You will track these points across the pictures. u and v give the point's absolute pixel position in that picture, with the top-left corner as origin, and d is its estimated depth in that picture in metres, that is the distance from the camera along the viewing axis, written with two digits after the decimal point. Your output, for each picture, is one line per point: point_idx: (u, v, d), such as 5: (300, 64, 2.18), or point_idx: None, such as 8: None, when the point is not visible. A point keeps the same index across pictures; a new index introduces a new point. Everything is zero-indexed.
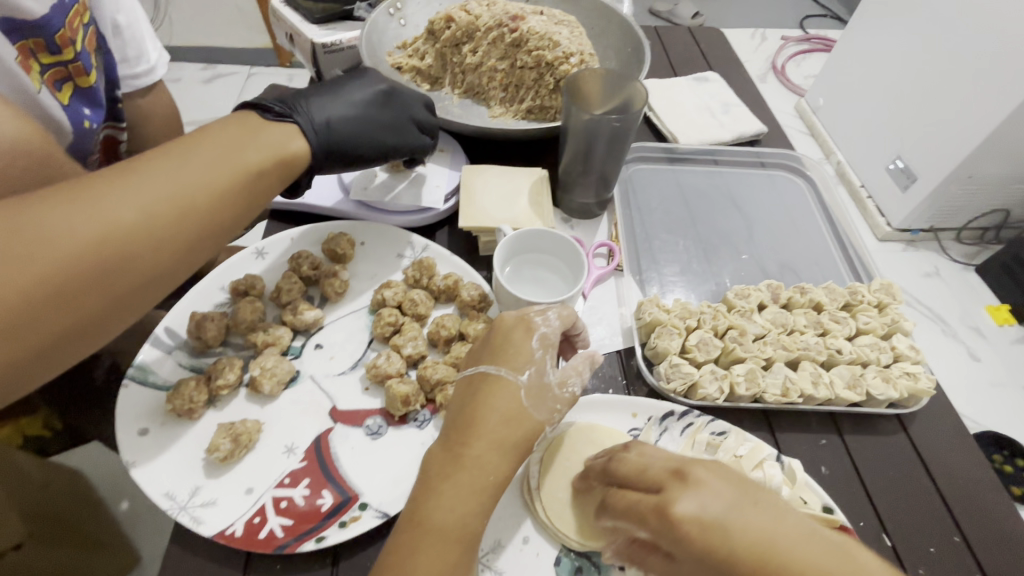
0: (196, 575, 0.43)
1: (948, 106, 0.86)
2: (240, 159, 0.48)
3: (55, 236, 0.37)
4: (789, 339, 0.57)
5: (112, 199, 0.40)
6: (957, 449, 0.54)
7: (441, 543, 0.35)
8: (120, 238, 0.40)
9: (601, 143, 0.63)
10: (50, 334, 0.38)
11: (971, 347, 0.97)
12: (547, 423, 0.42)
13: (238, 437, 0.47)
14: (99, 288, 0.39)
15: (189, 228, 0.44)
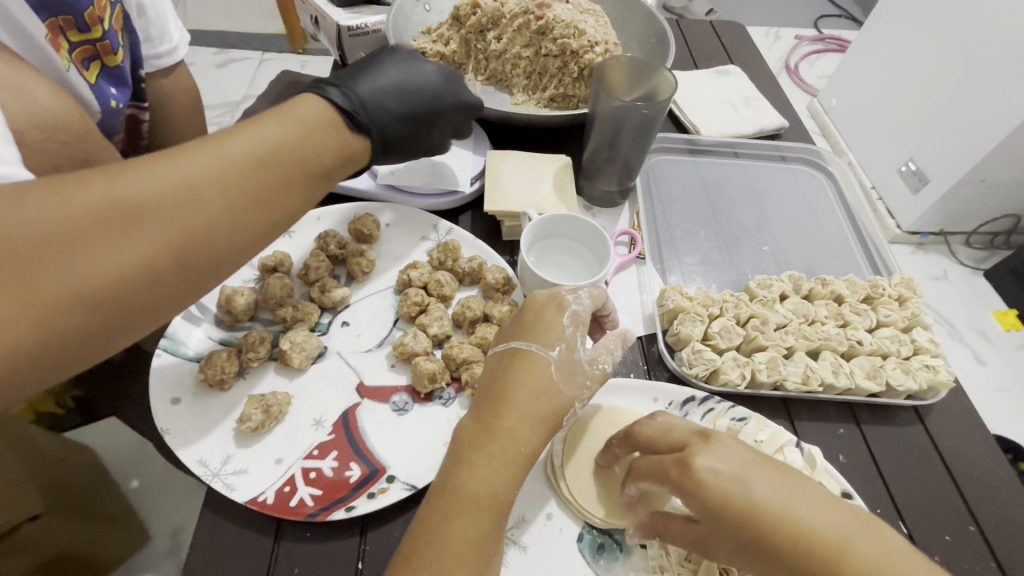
0: (228, 540, 0.44)
1: (962, 110, 0.87)
2: (317, 146, 0.45)
3: (139, 212, 0.36)
4: (811, 329, 0.57)
5: (195, 176, 0.38)
6: (972, 442, 0.54)
7: (475, 511, 0.36)
8: (208, 221, 0.38)
9: (627, 131, 0.63)
10: (128, 308, 0.36)
11: (977, 351, 0.98)
12: (578, 399, 0.43)
13: (269, 408, 0.48)
14: (175, 269, 0.37)
15: (266, 214, 0.42)
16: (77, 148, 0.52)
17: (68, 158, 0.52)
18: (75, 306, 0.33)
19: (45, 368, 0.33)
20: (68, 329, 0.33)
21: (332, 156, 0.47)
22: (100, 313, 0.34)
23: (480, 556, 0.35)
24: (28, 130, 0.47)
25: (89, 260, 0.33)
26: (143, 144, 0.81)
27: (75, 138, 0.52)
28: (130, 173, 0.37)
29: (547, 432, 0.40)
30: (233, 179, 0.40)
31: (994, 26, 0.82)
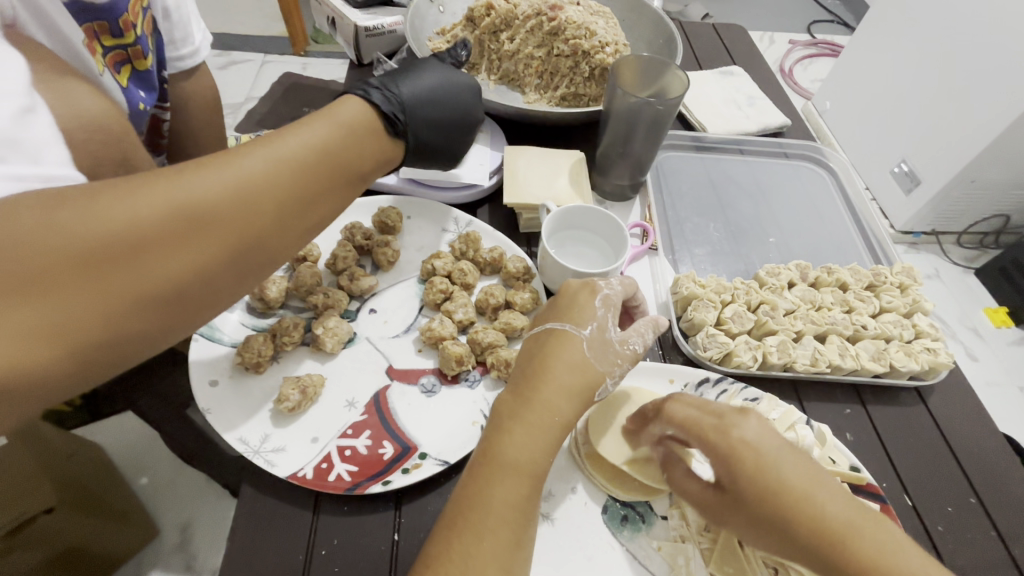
0: (269, 515, 0.46)
1: (955, 110, 0.90)
2: (358, 153, 0.46)
3: (198, 215, 0.35)
4: (818, 314, 0.60)
5: (251, 179, 0.38)
6: (971, 421, 0.57)
7: (515, 475, 0.38)
8: (254, 220, 0.38)
9: (641, 127, 0.66)
10: (181, 306, 0.35)
11: (969, 347, 1.03)
12: (609, 375, 0.45)
13: (305, 389, 0.50)
14: (227, 270, 0.37)
15: (310, 217, 0.42)
16: (116, 147, 0.51)
17: (107, 159, 0.50)
18: (139, 304, 0.33)
19: (99, 367, 0.32)
20: (128, 329, 0.32)
21: (368, 162, 0.48)
22: (156, 314, 0.34)
23: (518, 518, 0.37)
24: (72, 131, 0.46)
25: (150, 266, 0.33)
26: (162, 143, 0.80)
27: (113, 139, 0.51)
28: (184, 173, 0.36)
29: (579, 402, 0.43)
30: (284, 183, 0.40)
31: (980, 31, 0.85)
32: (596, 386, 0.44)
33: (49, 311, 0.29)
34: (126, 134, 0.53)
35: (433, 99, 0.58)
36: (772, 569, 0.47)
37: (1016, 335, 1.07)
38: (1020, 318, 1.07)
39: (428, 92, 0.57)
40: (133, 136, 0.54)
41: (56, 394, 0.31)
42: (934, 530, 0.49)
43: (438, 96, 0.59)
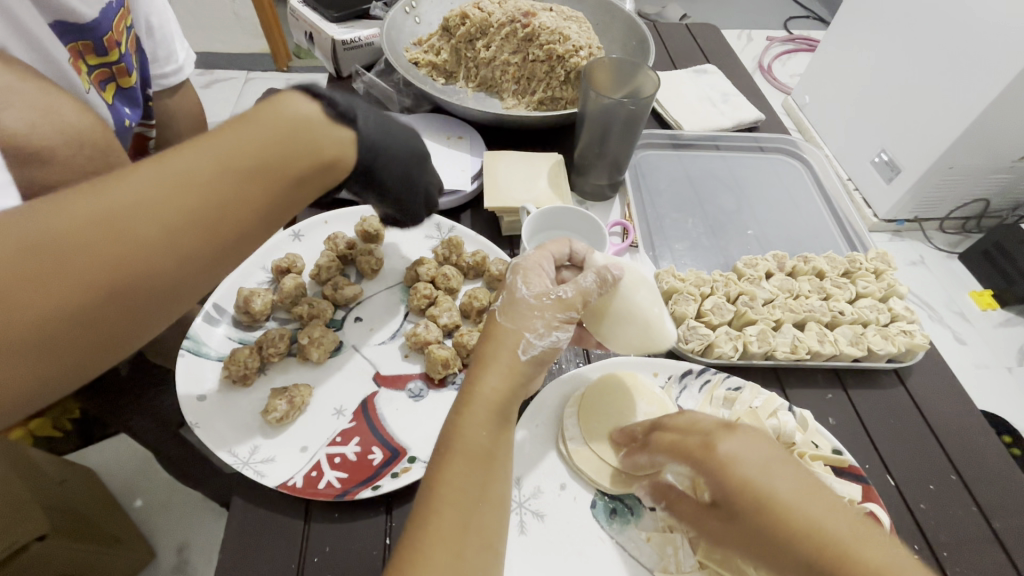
0: (264, 524, 0.46)
1: (930, 98, 0.92)
2: (284, 156, 0.38)
3: (64, 254, 0.29)
4: (796, 302, 0.61)
5: (133, 204, 0.32)
6: (949, 400, 0.59)
7: (461, 459, 0.38)
8: (145, 254, 0.32)
9: (616, 127, 0.67)
10: (72, 353, 0.31)
11: (957, 331, 1.05)
12: (528, 330, 0.44)
13: (293, 399, 0.51)
14: (116, 312, 0.32)
15: (224, 244, 0.35)
16: (101, 163, 0.51)
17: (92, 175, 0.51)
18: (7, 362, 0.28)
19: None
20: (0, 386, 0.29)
21: (302, 171, 0.39)
22: (35, 366, 0.30)
23: (469, 506, 0.37)
24: (57, 147, 0.47)
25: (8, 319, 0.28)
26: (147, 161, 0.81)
27: (98, 154, 0.51)
28: (43, 208, 0.30)
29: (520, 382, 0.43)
30: (175, 212, 0.33)
31: (946, 20, 0.88)
32: (516, 344, 0.44)
33: None
34: (110, 148, 0.53)
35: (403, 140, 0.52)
36: None
37: (1001, 317, 1.09)
38: (1005, 300, 1.09)
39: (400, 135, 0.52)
40: (116, 152, 0.54)
41: None
42: (916, 507, 0.50)
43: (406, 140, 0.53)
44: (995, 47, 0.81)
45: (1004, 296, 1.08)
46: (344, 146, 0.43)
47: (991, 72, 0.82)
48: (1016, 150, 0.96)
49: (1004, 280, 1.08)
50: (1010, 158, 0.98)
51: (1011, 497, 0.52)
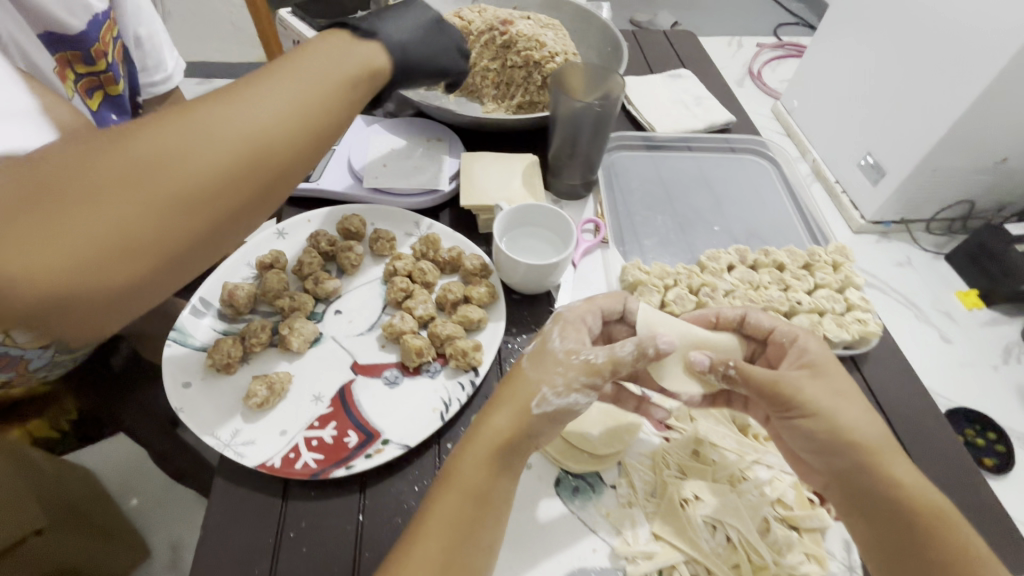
0: (244, 502, 0.49)
1: (914, 101, 0.96)
2: (340, 63, 0.49)
3: (208, 133, 0.39)
4: (756, 293, 0.64)
5: (247, 100, 0.42)
6: (904, 384, 0.61)
7: (454, 493, 0.43)
8: (265, 130, 0.42)
9: (586, 129, 0.71)
10: (225, 212, 0.40)
11: (943, 331, 1.06)
12: (547, 383, 0.46)
13: (273, 385, 0.54)
14: (250, 179, 0.41)
15: (318, 127, 0.45)
16: None
17: None
18: (182, 211, 0.38)
19: (120, 281, 0.35)
20: (177, 231, 0.38)
21: (358, 75, 0.50)
22: (200, 218, 0.39)
23: (459, 532, 0.42)
24: None
25: (176, 176, 0.37)
26: None
27: None
28: (172, 107, 0.40)
29: (520, 420, 0.46)
30: (274, 103, 0.43)
31: (930, 23, 0.91)
32: (531, 397, 0.46)
33: (109, 216, 0.35)
34: None
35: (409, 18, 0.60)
36: (714, 526, 0.48)
37: (987, 315, 1.09)
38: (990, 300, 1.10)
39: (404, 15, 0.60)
40: None
41: (135, 292, 0.37)
42: None
43: (412, 16, 0.61)
44: (975, 49, 0.84)
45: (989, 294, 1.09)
46: (379, 56, 0.53)
47: (972, 75, 0.85)
48: (1003, 148, 0.98)
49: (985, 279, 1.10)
50: (994, 158, 1.01)
51: (958, 475, 0.55)
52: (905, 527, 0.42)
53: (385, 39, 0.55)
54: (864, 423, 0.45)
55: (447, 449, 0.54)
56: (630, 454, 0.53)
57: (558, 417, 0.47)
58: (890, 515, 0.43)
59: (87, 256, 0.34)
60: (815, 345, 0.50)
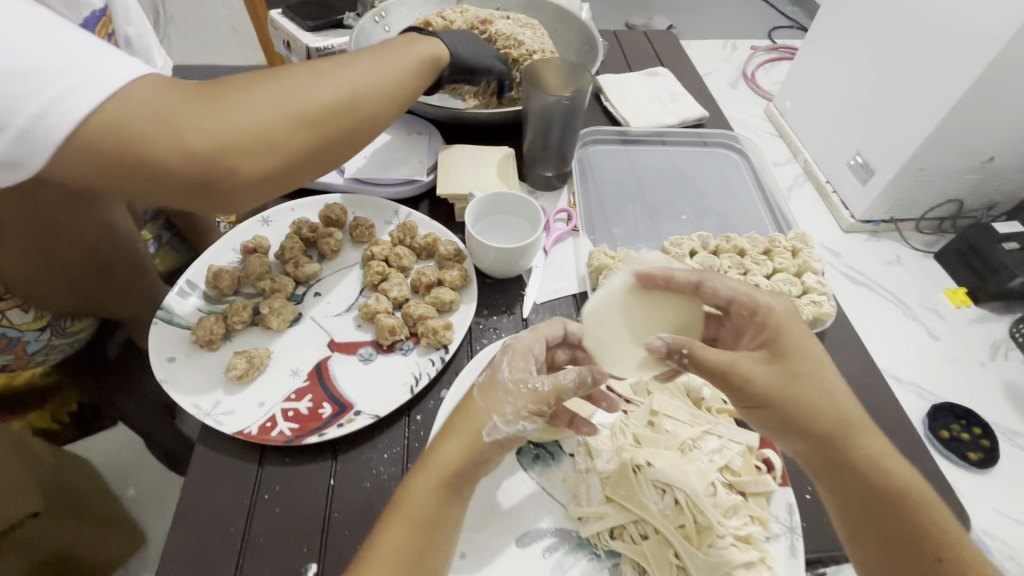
0: (223, 467, 0.52)
1: (902, 103, 0.99)
2: (412, 49, 0.67)
3: (323, 78, 0.57)
4: (715, 276, 0.67)
5: (350, 64, 0.60)
6: (859, 363, 0.64)
7: (400, 521, 0.43)
8: (361, 85, 0.59)
9: (557, 121, 0.75)
10: (329, 135, 0.57)
11: (930, 327, 1.11)
12: (496, 413, 0.47)
13: (252, 359, 0.57)
14: (347, 114, 0.58)
15: (395, 90, 0.63)
16: None
17: None
18: (301, 127, 0.55)
19: (247, 171, 0.52)
20: (296, 140, 0.55)
21: (424, 59, 0.68)
22: (310, 135, 0.55)
23: (402, 562, 0.42)
24: None
25: (300, 102, 0.55)
26: None
27: None
28: (296, 68, 0.57)
29: (470, 451, 0.46)
30: (367, 67, 0.61)
31: (913, 24, 0.94)
32: (483, 425, 0.47)
33: (255, 119, 0.52)
34: None
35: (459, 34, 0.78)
36: (663, 490, 0.51)
37: (975, 313, 1.14)
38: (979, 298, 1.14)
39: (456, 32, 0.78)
40: None
41: (261, 175, 0.54)
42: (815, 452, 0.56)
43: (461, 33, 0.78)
44: (955, 47, 0.88)
45: (977, 293, 1.13)
46: (441, 51, 0.71)
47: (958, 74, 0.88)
48: (988, 149, 1.01)
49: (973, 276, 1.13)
50: (981, 157, 1.03)
51: (906, 448, 0.58)
52: (874, 498, 0.44)
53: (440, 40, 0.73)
54: (829, 399, 0.45)
55: (416, 420, 0.57)
56: (589, 425, 0.56)
57: (509, 444, 0.48)
58: (859, 484, 0.44)
59: (237, 139, 0.50)
60: (778, 315, 0.47)
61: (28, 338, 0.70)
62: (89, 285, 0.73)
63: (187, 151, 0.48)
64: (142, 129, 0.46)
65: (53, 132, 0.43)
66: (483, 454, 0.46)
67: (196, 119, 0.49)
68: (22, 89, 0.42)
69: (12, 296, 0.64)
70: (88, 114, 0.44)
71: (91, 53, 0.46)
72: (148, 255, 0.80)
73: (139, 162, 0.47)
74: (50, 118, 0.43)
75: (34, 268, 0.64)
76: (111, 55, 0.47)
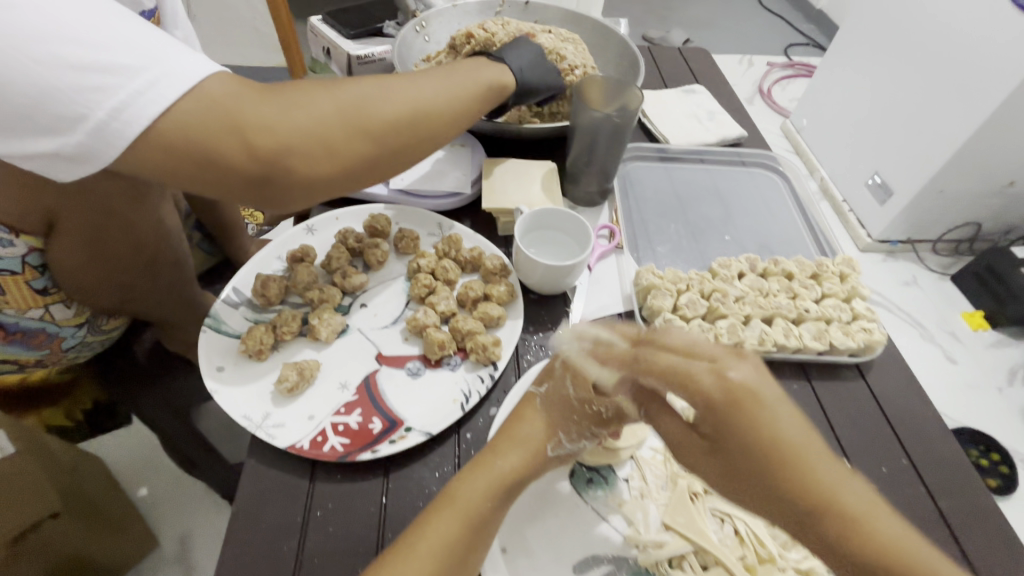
0: (275, 482, 0.52)
1: (924, 127, 0.98)
2: (477, 72, 0.67)
3: (390, 91, 0.57)
4: (765, 300, 0.66)
5: (416, 80, 0.61)
6: (908, 392, 0.63)
7: (451, 510, 0.44)
8: (425, 102, 0.59)
9: (602, 139, 0.74)
10: (388, 149, 0.57)
11: (948, 350, 1.10)
12: (561, 431, 0.50)
13: (303, 371, 0.56)
14: (407, 131, 0.58)
15: (456, 111, 0.63)
16: None
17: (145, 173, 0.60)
18: (362, 137, 0.54)
19: (304, 173, 0.52)
20: (354, 150, 0.54)
21: (489, 83, 0.68)
22: (370, 146, 0.55)
23: (446, 549, 0.42)
24: None
25: (365, 113, 0.55)
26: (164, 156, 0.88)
27: None
28: (364, 79, 0.57)
29: (531, 456, 0.48)
30: (431, 86, 0.61)
31: (944, 48, 0.94)
32: (548, 439, 0.50)
33: (319, 124, 0.52)
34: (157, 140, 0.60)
35: (533, 51, 0.79)
36: (721, 519, 0.51)
37: (992, 337, 1.13)
38: (995, 321, 1.13)
39: (529, 48, 0.79)
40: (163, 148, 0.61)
41: (315, 180, 0.54)
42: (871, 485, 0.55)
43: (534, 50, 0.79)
44: (986, 68, 0.87)
45: (994, 317, 1.13)
46: (505, 75, 0.71)
47: (984, 96, 0.87)
48: (1007, 174, 1.00)
49: (993, 300, 1.13)
50: (1000, 183, 1.02)
51: (959, 480, 0.57)
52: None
53: (507, 66, 0.73)
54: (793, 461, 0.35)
55: (466, 438, 0.56)
56: (642, 450, 0.55)
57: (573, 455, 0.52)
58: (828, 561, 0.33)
59: (299, 142, 0.51)
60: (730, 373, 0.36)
61: (65, 334, 0.70)
62: (134, 283, 0.72)
63: (251, 148, 0.49)
64: (210, 124, 0.47)
65: (129, 126, 0.44)
66: (543, 466, 0.49)
67: (262, 117, 0.49)
68: (106, 81, 0.43)
69: (58, 289, 0.64)
70: (167, 108, 0.45)
71: (171, 50, 0.47)
72: (189, 254, 0.79)
73: (205, 156, 0.47)
74: (128, 114, 0.44)
75: (86, 262, 0.63)
76: (183, 55, 0.47)
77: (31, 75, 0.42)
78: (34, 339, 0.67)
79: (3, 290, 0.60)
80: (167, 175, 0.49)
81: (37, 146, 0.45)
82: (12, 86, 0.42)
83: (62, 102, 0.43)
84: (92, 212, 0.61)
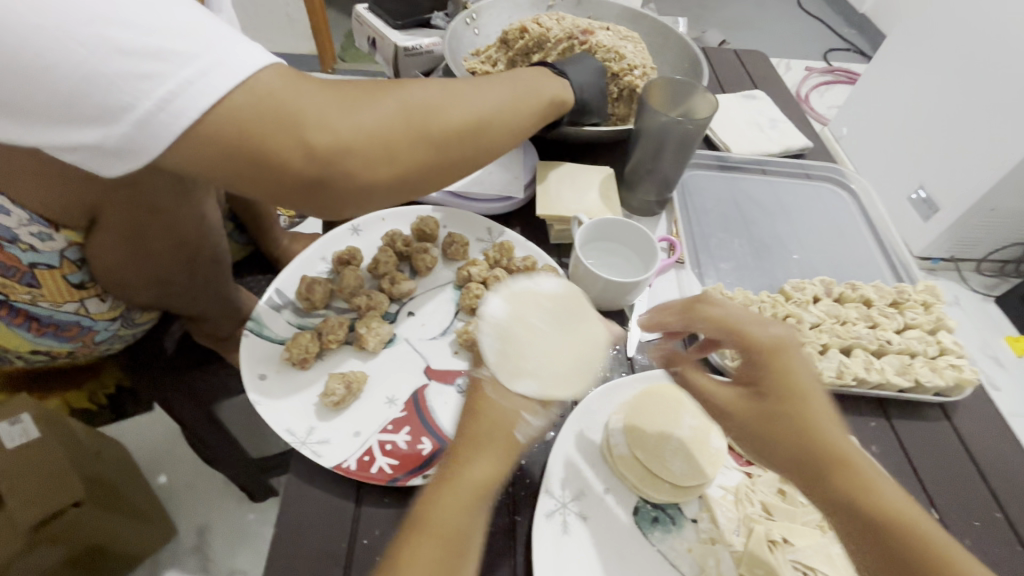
0: (317, 505, 0.48)
1: (977, 142, 0.92)
2: (539, 82, 0.64)
3: (452, 96, 0.53)
4: (843, 328, 0.61)
5: (478, 86, 0.57)
6: (995, 437, 0.58)
7: (433, 540, 0.39)
8: (487, 110, 0.56)
9: (669, 146, 0.69)
10: (447, 159, 0.53)
11: (990, 376, 1.02)
12: (523, 410, 0.46)
13: (350, 384, 0.53)
14: (467, 142, 0.54)
15: (517, 121, 0.59)
16: None
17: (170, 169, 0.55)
18: (422, 144, 0.51)
19: (360, 180, 0.49)
20: (413, 157, 0.51)
21: (550, 94, 0.64)
22: (429, 154, 0.52)
23: None
24: None
25: (427, 117, 0.51)
26: None
27: None
28: (427, 81, 0.54)
29: (503, 457, 0.44)
30: (493, 94, 0.57)
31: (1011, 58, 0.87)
32: (512, 425, 0.45)
33: (379, 127, 0.48)
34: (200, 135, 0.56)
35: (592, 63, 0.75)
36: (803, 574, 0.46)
37: None
38: None
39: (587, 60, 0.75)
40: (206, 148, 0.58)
41: (369, 187, 0.50)
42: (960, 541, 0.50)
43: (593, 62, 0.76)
44: None
45: None
46: (564, 89, 0.67)
47: None
48: None
49: None
50: None
51: None
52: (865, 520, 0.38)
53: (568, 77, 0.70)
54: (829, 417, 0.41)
55: None
56: (711, 489, 0.51)
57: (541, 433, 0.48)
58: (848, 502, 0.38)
59: (357, 144, 0.47)
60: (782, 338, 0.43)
61: (98, 328, 0.68)
62: (173, 278, 0.69)
63: (309, 149, 0.45)
64: (266, 120, 0.43)
65: (177, 118, 0.41)
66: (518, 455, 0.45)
67: (320, 116, 0.45)
68: (156, 68, 0.40)
69: (94, 284, 0.62)
70: (217, 100, 0.41)
71: (220, 35, 0.43)
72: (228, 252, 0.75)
73: (257, 154, 0.44)
74: (173, 106, 0.41)
75: (127, 258, 0.61)
76: (234, 41, 0.43)
77: (74, 60, 0.38)
78: (67, 331, 0.65)
79: (39, 282, 0.58)
80: (215, 174, 0.45)
81: (71, 136, 0.41)
82: (56, 72, 0.38)
83: (108, 89, 0.39)
84: (135, 209, 0.58)
